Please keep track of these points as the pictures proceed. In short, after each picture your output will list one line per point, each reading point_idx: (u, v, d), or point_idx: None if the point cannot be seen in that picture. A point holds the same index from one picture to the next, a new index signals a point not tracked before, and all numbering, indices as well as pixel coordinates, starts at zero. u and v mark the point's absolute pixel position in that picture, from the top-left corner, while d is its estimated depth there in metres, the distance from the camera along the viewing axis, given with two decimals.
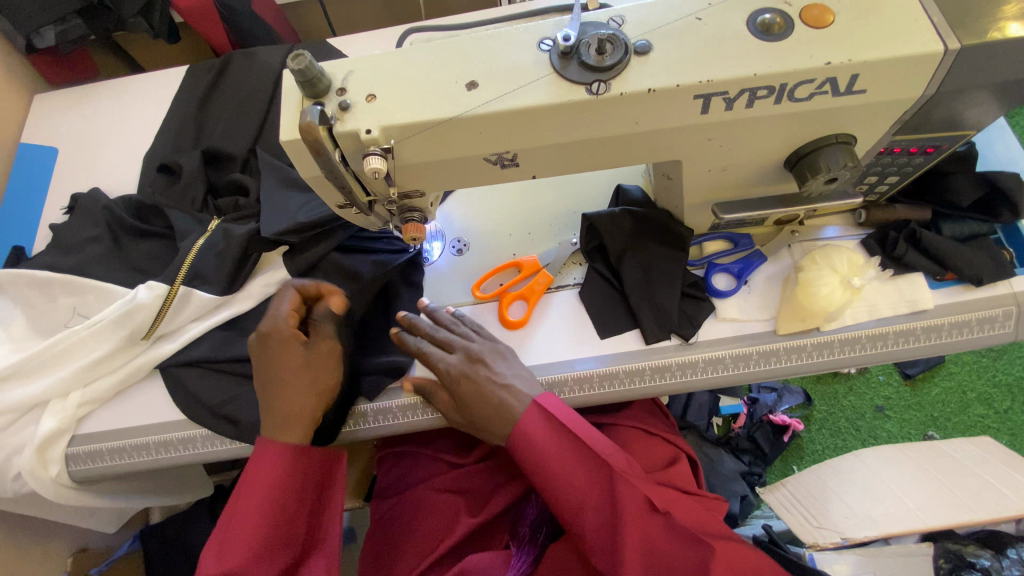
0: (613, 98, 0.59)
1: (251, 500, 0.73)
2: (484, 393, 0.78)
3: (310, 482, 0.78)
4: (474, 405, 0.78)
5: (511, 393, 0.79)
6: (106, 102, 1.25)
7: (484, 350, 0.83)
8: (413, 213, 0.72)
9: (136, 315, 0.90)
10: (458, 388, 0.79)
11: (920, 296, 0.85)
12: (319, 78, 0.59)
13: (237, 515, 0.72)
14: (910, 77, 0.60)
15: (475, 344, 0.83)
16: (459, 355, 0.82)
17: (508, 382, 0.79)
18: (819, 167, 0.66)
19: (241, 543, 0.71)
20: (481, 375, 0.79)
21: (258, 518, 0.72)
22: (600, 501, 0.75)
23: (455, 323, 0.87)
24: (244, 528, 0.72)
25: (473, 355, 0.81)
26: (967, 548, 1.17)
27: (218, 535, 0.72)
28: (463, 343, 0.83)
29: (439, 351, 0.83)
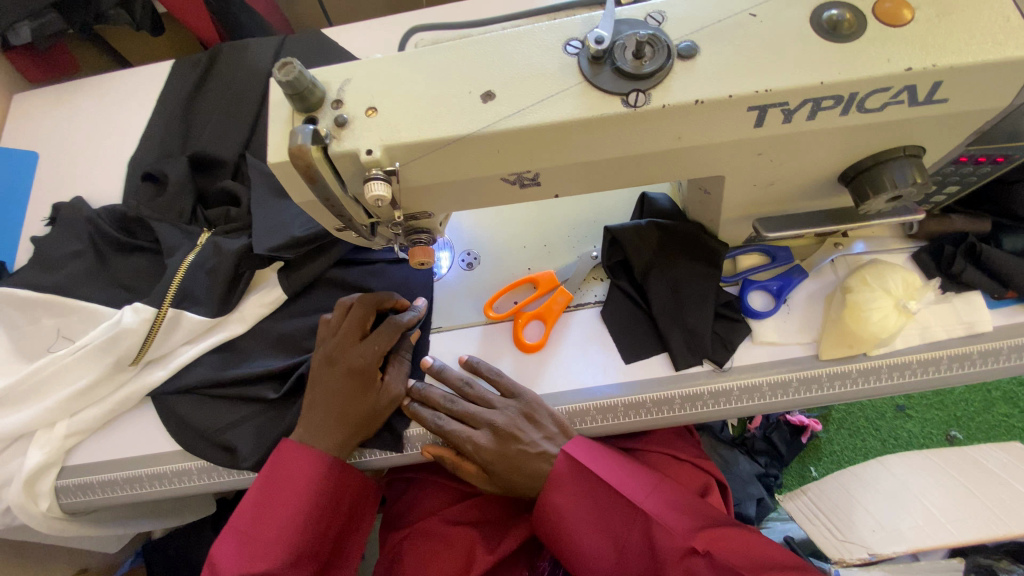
0: (653, 111, 0.50)
1: (286, 506, 0.74)
2: (523, 468, 0.74)
3: (344, 502, 0.78)
4: (516, 479, 0.75)
5: (549, 461, 0.74)
6: (87, 102, 1.17)
7: (510, 421, 0.76)
8: (421, 236, 0.65)
9: (122, 340, 0.83)
10: (494, 468, 0.75)
11: (978, 318, 0.77)
12: (311, 89, 0.51)
13: (269, 516, 0.74)
14: (1000, 84, 0.52)
15: (500, 416, 0.76)
16: (485, 431, 0.76)
17: (545, 451, 0.74)
18: (882, 184, 0.58)
19: (273, 542, 0.72)
20: (516, 451, 0.75)
21: (292, 524, 0.73)
22: (640, 549, 0.71)
23: (469, 385, 0.79)
24: (275, 529, 0.73)
25: (501, 432, 0.75)
26: (999, 563, 1.09)
27: (247, 525, 0.74)
28: (485, 415, 0.76)
29: (460, 426, 0.76)
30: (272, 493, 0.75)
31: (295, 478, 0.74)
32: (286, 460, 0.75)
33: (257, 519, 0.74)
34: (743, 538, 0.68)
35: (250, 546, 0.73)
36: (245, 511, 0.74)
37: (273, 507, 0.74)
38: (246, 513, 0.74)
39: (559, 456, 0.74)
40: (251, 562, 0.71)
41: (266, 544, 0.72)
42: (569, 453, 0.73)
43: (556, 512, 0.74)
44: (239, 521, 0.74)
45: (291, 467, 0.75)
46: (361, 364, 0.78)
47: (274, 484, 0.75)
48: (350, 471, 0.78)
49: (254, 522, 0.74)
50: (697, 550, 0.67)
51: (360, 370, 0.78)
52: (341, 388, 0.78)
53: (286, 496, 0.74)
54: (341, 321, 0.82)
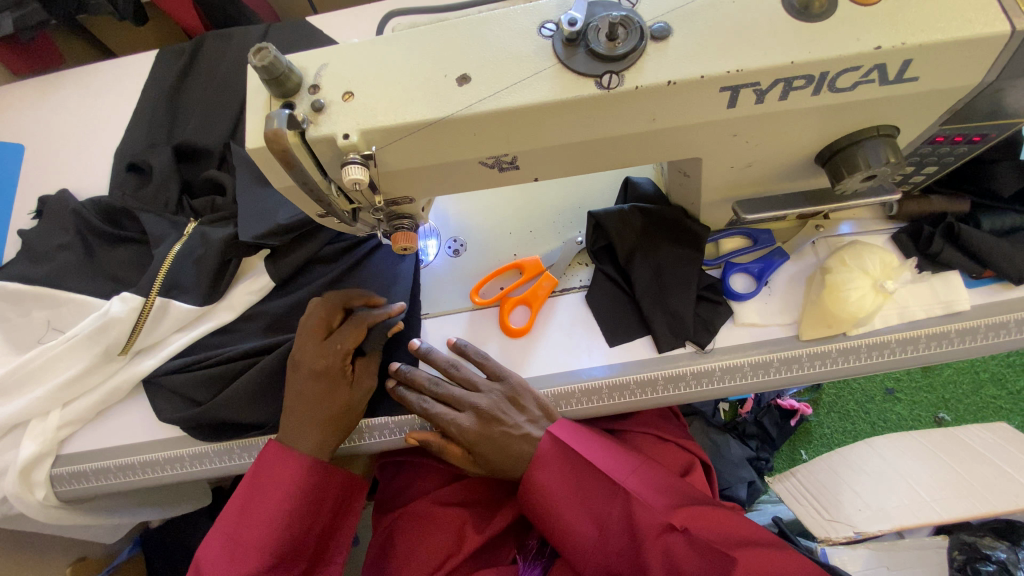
0: (626, 92, 0.51)
1: (269, 507, 0.74)
2: (505, 449, 0.75)
3: (328, 502, 0.79)
4: (502, 464, 0.76)
5: (531, 443, 0.75)
6: (72, 93, 1.16)
7: (494, 404, 0.77)
8: (403, 221, 0.66)
9: (111, 330, 0.84)
10: (477, 449, 0.76)
11: (956, 297, 0.78)
12: (287, 75, 0.52)
13: (252, 519, 0.74)
14: (969, 62, 0.52)
15: (483, 399, 0.77)
16: (469, 414, 0.77)
17: (528, 433, 0.76)
18: (856, 164, 0.58)
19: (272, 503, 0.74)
20: (499, 433, 0.75)
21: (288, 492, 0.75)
22: (620, 526, 0.72)
23: (455, 367, 0.80)
24: (274, 493, 0.75)
25: (484, 414, 0.76)
26: (982, 540, 1.11)
27: (248, 489, 0.75)
28: (469, 398, 0.78)
29: (445, 409, 0.78)
30: (255, 498, 0.75)
31: (278, 480, 0.75)
32: (270, 464, 0.76)
33: (240, 521, 0.74)
34: (718, 516, 0.70)
35: (234, 550, 0.73)
36: (231, 513, 0.75)
37: (255, 510, 0.74)
38: (233, 515, 0.75)
39: (544, 436, 0.75)
40: (233, 565, 0.71)
41: (266, 504, 0.74)
42: (553, 433, 0.75)
43: (537, 491, 0.75)
44: (223, 524, 0.75)
45: (274, 471, 0.75)
46: (325, 363, 0.77)
47: (257, 488, 0.75)
48: (333, 471, 0.78)
49: (240, 526, 0.74)
50: (675, 526, 0.69)
51: (325, 368, 0.77)
52: (310, 390, 0.77)
53: (268, 498, 0.75)
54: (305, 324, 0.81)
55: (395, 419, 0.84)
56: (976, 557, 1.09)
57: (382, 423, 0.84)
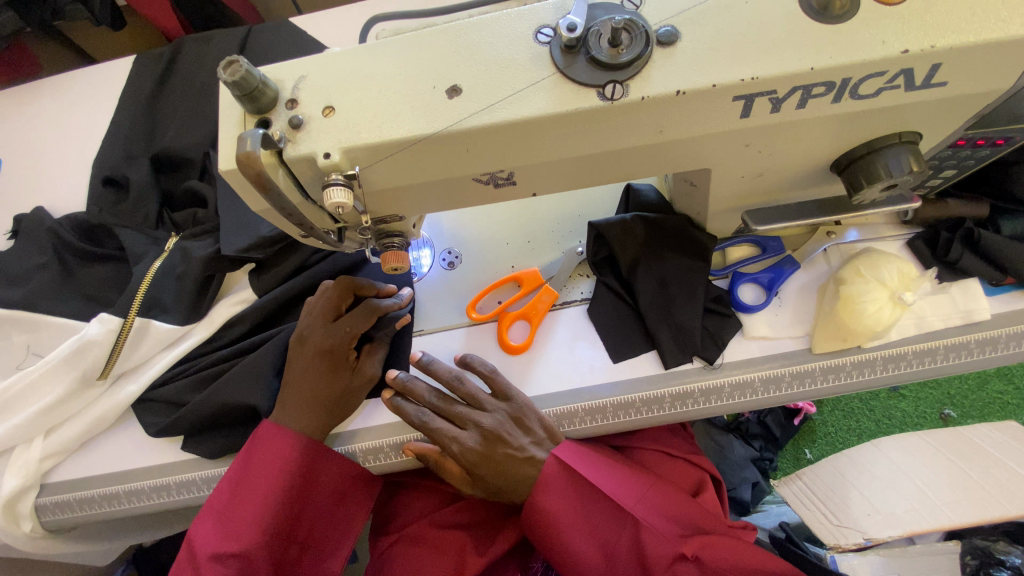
0: (632, 103, 0.47)
1: (262, 486, 0.71)
2: (507, 471, 0.72)
3: (321, 487, 0.75)
4: (503, 487, 0.72)
5: (535, 467, 0.72)
6: (48, 102, 1.11)
7: (499, 425, 0.73)
8: (393, 240, 0.61)
9: (89, 353, 0.80)
10: (478, 470, 0.72)
11: (976, 306, 0.74)
12: (262, 89, 0.47)
13: (245, 497, 0.71)
14: (1001, 65, 0.48)
15: (488, 418, 0.73)
16: (472, 432, 0.73)
17: (532, 456, 0.72)
18: (876, 173, 0.54)
19: (264, 478, 0.71)
20: (503, 455, 0.72)
21: (281, 469, 0.72)
22: (627, 554, 0.69)
23: (460, 381, 0.75)
24: (267, 468, 0.72)
25: (488, 434, 0.72)
26: (997, 545, 1.08)
27: (240, 465, 0.73)
28: (473, 415, 0.73)
29: (447, 425, 0.73)
30: (249, 476, 0.72)
31: (272, 458, 0.72)
32: (266, 440, 0.73)
33: (234, 499, 0.71)
34: (727, 545, 0.68)
35: (226, 528, 0.70)
36: (224, 492, 0.72)
37: (249, 487, 0.71)
38: (225, 491, 0.72)
39: (549, 459, 0.72)
40: (225, 542, 0.68)
41: (259, 477, 0.71)
42: (560, 458, 0.71)
43: (540, 517, 0.71)
44: (216, 503, 0.71)
45: (269, 447, 0.73)
46: (332, 344, 0.76)
47: (252, 465, 0.72)
48: (329, 453, 0.75)
49: (233, 502, 0.71)
50: (686, 556, 0.67)
51: (331, 351, 0.76)
52: (313, 370, 0.75)
53: (263, 475, 0.71)
54: (316, 304, 0.79)
55: (388, 441, 0.79)
56: (989, 562, 1.06)
57: (376, 445, 0.79)
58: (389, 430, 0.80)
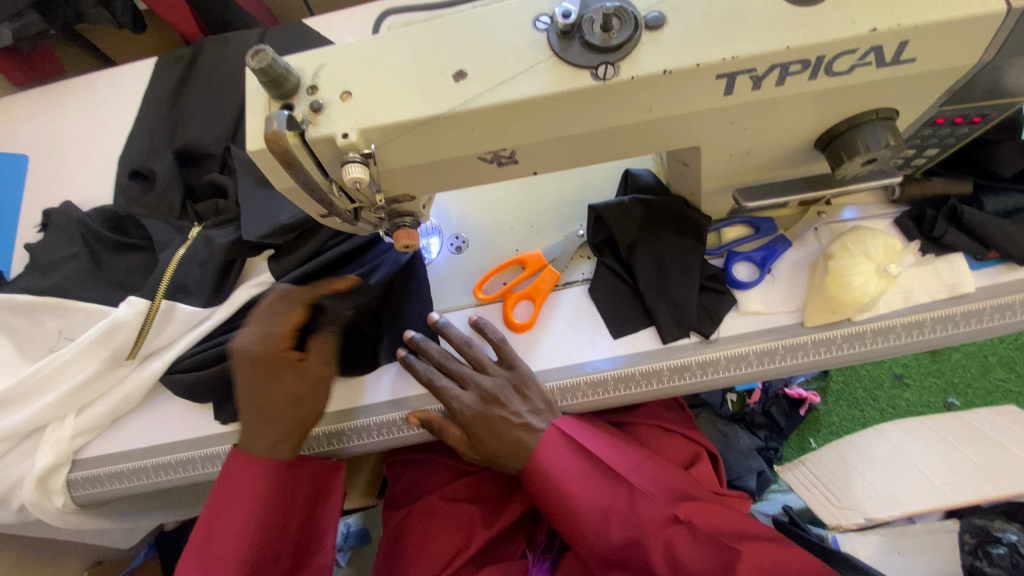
0: (622, 83, 0.51)
1: (236, 520, 0.73)
2: (501, 435, 0.75)
3: (295, 504, 0.78)
4: (496, 451, 0.76)
5: (530, 433, 0.76)
6: (74, 102, 1.17)
7: (498, 388, 0.77)
8: (404, 219, 0.66)
9: (118, 334, 0.85)
10: (474, 430, 0.76)
11: (961, 279, 0.77)
12: (285, 75, 0.52)
13: (221, 532, 0.73)
14: (967, 42, 0.52)
15: (488, 381, 0.78)
16: (473, 393, 0.77)
17: (527, 423, 0.76)
18: (856, 147, 0.58)
19: (236, 516, 0.73)
20: (498, 417, 0.76)
21: (249, 505, 0.74)
22: (623, 519, 0.72)
23: (469, 345, 0.79)
24: (237, 508, 0.73)
25: (487, 396, 0.77)
26: (994, 523, 1.11)
27: (207, 508, 0.74)
28: (475, 377, 0.78)
29: (450, 385, 0.78)
30: (220, 510, 0.74)
31: (243, 488, 0.74)
32: (231, 473, 0.74)
33: (211, 532, 0.73)
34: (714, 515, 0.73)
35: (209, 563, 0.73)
36: (200, 531, 0.74)
37: (224, 522, 0.73)
38: (201, 531, 0.74)
39: (551, 425, 0.76)
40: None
41: (230, 515, 0.73)
42: (560, 428, 0.76)
43: (541, 481, 0.74)
44: (196, 540, 0.74)
45: (236, 479, 0.74)
46: (264, 350, 0.74)
47: (222, 500, 0.74)
48: (293, 471, 0.77)
49: (210, 540, 0.73)
50: (680, 519, 0.71)
51: (264, 359, 0.74)
52: (255, 383, 0.74)
53: (235, 506, 0.74)
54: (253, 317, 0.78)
55: (401, 415, 0.83)
56: (986, 540, 1.09)
57: (390, 419, 0.83)
58: (400, 404, 0.84)
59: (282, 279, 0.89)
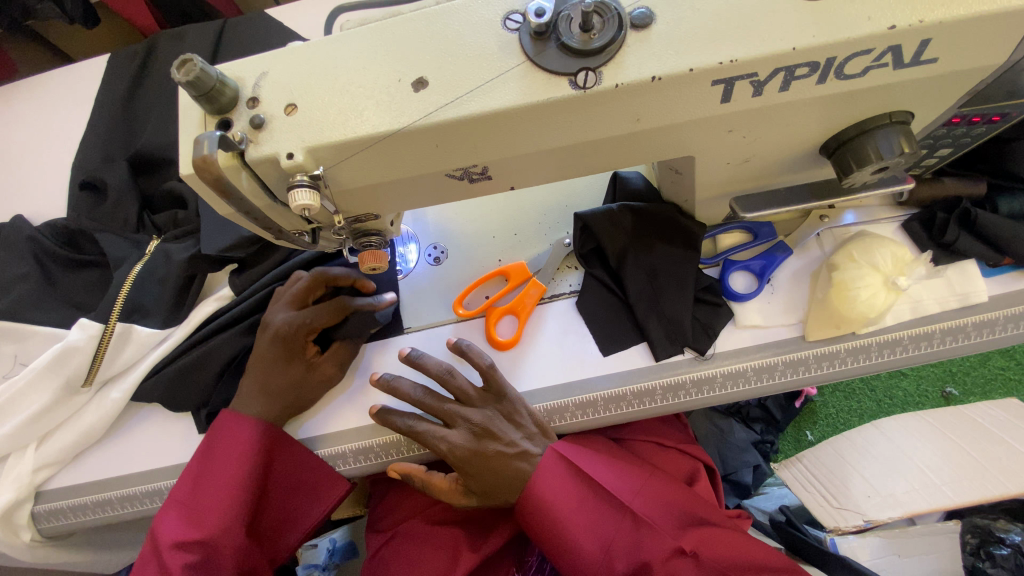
0: (606, 92, 0.45)
1: (223, 476, 0.71)
2: (498, 470, 0.70)
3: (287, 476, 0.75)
4: (495, 491, 0.70)
5: (527, 461, 0.71)
6: (24, 105, 1.09)
7: (489, 419, 0.71)
8: (371, 238, 0.60)
9: (71, 360, 0.78)
10: (468, 469, 0.70)
11: (973, 288, 0.72)
12: (219, 88, 0.46)
13: (205, 486, 0.71)
14: (993, 39, 0.46)
15: (477, 415, 0.71)
16: (461, 430, 0.71)
17: (524, 451, 0.70)
18: (866, 156, 0.52)
19: (223, 473, 0.71)
20: (494, 451, 0.70)
21: (236, 463, 0.71)
22: (625, 550, 0.68)
23: (451, 375, 0.72)
24: (226, 464, 0.71)
25: (478, 430, 0.71)
26: (996, 523, 1.04)
27: (197, 462, 0.72)
28: (462, 411, 0.71)
29: (434, 426, 0.71)
30: (210, 466, 0.72)
31: (232, 446, 0.72)
32: (225, 429, 0.73)
33: (197, 488, 0.71)
34: (720, 543, 0.68)
35: (187, 515, 0.70)
36: (186, 483, 0.71)
37: (209, 476, 0.71)
38: (187, 485, 0.72)
39: (546, 451, 0.71)
40: (189, 531, 0.68)
41: (218, 472, 0.71)
42: (558, 452, 0.71)
43: (536, 505, 0.69)
44: (179, 495, 0.71)
45: (227, 434, 0.73)
46: (286, 330, 0.74)
47: (211, 455, 0.72)
48: (290, 442, 0.75)
49: (195, 495, 0.70)
50: (685, 550, 0.67)
51: (286, 339, 0.75)
52: (268, 355, 0.75)
53: (223, 464, 0.71)
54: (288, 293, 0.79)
55: (378, 441, 0.77)
56: (988, 540, 1.02)
57: (368, 445, 0.77)
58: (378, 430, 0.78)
59: (244, 293, 0.84)
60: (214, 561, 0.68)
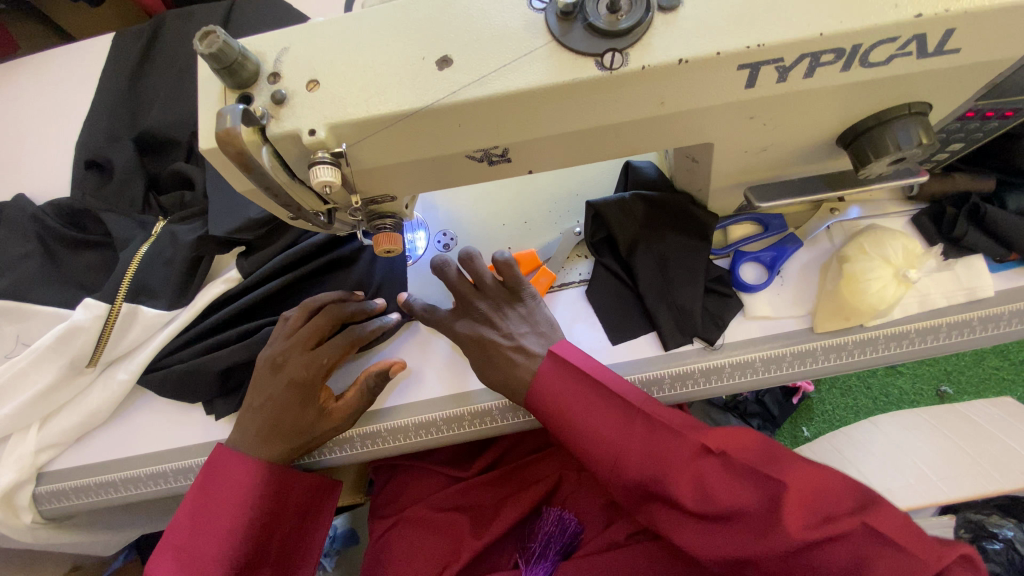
0: (631, 73, 0.45)
1: (226, 517, 0.67)
2: (492, 359, 0.71)
3: (290, 508, 0.73)
4: (483, 370, 0.71)
5: (526, 355, 0.70)
6: (27, 81, 1.07)
7: (491, 308, 0.74)
8: (385, 221, 0.59)
9: (75, 340, 0.78)
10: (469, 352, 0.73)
11: (980, 283, 0.73)
12: (241, 62, 0.45)
13: (205, 531, 0.67)
14: (1015, 31, 0.46)
15: (481, 302, 0.74)
16: (468, 314, 0.74)
17: (520, 343, 0.71)
18: (885, 146, 0.53)
19: (224, 515, 0.67)
20: (490, 338, 0.72)
21: (239, 504, 0.68)
22: (637, 451, 0.62)
23: (467, 262, 0.73)
24: (228, 505, 0.68)
25: (481, 317, 0.74)
26: (990, 518, 1.03)
27: (192, 504, 0.68)
28: (469, 296, 0.74)
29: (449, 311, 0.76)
30: (208, 507, 0.68)
31: (234, 484, 0.69)
32: (224, 467, 0.69)
33: (195, 532, 0.67)
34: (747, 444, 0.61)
35: (188, 564, 0.66)
36: (181, 527, 0.67)
37: (210, 519, 0.67)
38: (183, 528, 0.67)
39: (546, 356, 0.69)
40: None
41: (219, 514, 0.68)
42: (557, 351, 0.68)
43: (546, 407, 0.67)
44: (172, 539, 0.67)
45: (227, 472, 0.69)
46: (303, 376, 0.72)
47: (209, 497, 0.68)
48: (293, 475, 0.73)
49: (194, 538, 0.67)
50: (709, 450, 0.60)
51: (302, 382, 0.72)
52: (281, 400, 0.72)
53: (224, 504, 0.68)
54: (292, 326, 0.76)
55: (386, 426, 0.77)
56: (981, 535, 1.01)
57: (373, 430, 0.77)
58: (385, 415, 0.78)
59: (252, 276, 0.82)
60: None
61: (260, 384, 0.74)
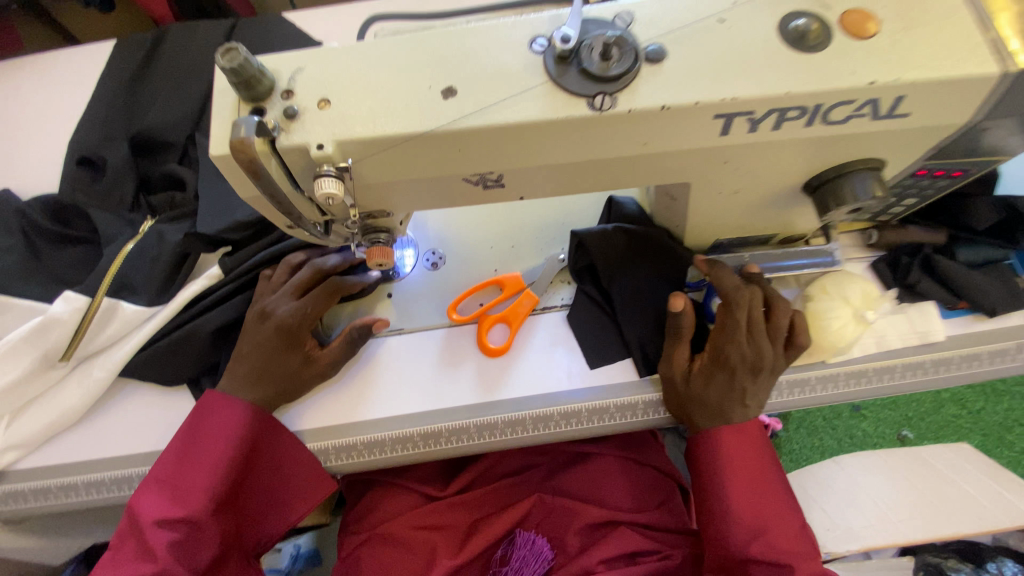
0: (619, 114, 0.49)
1: (209, 458, 0.70)
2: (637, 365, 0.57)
3: (268, 460, 0.75)
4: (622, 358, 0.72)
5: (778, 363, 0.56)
6: (27, 78, 1.09)
7: None
8: (379, 236, 0.62)
9: (51, 333, 0.77)
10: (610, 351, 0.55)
11: (932, 328, 0.78)
12: (257, 77, 0.48)
13: (189, 466, 0.70)
14: (957, 102, 0.52)
15: None
16: None
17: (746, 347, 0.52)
18: (844, 196, 0.58)
19: (208, 456, 0.71)
20: None
21: (223, 446, 0.71)
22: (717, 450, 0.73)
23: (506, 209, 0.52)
24: (213, 447, 0.71)
25: None
26: (948, 562, 1.03)
27: (181, 440, 0.72)
28: None
29: None
30: (194, 446, 0.71)
31: (220, 428, 0.72)
32: (214, 410, 0.73)
33: (180, 466, 0.70)
34: (762, 467, 0.72)
35: (169, 493, 0.69)
36: (167, 460, 0.71)
37: (195, 457, 0.71)
38: (169, 461, 0.71)
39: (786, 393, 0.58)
40: (173, 508, 0.68)
41: (203, 454, 0.71)
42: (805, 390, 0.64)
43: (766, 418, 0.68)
44: (158, 471, 0.71)
45: (217, 415, 0.73)
46: (289, 323, 0.74)
47: (196, 437, 0.72)
48: (276, 428, 0.75)
49: (177, 472, 0.70)
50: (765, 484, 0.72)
51: (286, 329, 0.74)
52: (266, 345, 0.74)
53: (209, 444, 0.71)
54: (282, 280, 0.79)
55: (361, 440, 0.78)
56: None
57: (349, 442, 0.77)
58: (362, 428, 0.78)
59: (235, 274, 0.83)
60: (194, 542, 0.69)
61: (247, 332, 0.77)
